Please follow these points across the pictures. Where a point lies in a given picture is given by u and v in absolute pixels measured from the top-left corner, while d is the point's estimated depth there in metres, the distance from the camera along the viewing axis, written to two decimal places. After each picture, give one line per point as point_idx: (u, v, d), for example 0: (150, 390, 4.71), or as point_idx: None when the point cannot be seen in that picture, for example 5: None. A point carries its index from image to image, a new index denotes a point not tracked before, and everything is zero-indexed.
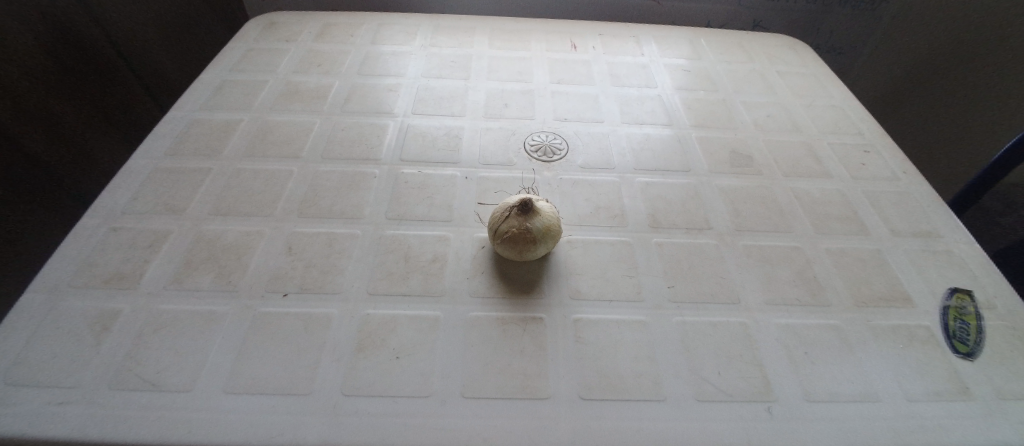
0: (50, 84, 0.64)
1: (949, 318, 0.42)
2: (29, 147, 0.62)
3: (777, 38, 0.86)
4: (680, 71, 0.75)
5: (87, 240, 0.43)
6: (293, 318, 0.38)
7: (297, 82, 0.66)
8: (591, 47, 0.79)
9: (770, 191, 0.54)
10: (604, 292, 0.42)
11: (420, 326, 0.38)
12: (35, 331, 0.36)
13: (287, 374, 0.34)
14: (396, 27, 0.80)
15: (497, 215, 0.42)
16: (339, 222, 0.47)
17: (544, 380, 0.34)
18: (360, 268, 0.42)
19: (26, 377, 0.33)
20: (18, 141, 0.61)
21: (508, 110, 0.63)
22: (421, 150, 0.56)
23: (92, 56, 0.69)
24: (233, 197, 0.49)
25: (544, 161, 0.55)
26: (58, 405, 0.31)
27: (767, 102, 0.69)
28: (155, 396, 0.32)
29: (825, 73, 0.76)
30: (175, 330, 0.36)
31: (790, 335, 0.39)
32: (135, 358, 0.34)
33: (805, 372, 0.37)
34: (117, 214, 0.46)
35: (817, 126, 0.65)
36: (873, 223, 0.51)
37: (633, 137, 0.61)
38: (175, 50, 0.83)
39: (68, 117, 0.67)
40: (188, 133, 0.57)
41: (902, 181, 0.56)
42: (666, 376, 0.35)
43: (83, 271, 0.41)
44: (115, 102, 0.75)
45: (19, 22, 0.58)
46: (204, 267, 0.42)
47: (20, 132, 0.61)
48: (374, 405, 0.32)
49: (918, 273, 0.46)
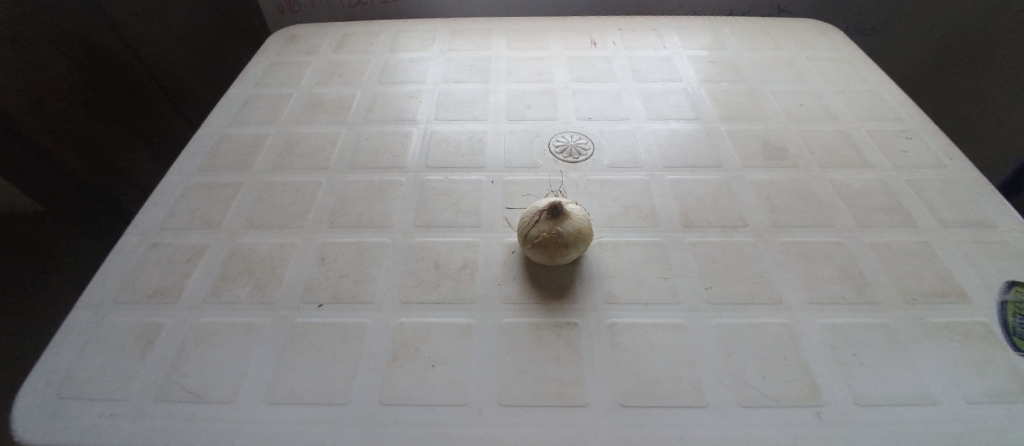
0: (73, 92, 0.65)
1: (1008, 313, 0.39)
2: (38, 145, 0.64)
3: (805, 23, 0.83)
4: (703, 63, 0.73)
5: (130, 257, 0.45)
6: (328, 329, 0.38)
7: (321, 93, 0.67)
8: (610, 43, 0.77)
9: (807, 184, 0.52)
10: (638, 294, 0.41)
11: (453, 333, 0.38)
12: (85, 346, 0.37)
13: (324, 384, 0.34)
14: (414, 33, 0.80)
15: (526, 219, 0.42)
16: (369, 231, 0.47)
17: (580, 387, 0.34)
18: (392, 277, 0.42)
19: (77, 392, 0.34)
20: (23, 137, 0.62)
21: (529, 111, 0.63)
22: (445, 155, 0.56)
23: (116, 68, 0.71)
24: (265, 209, 0.50)
25: (569, 162, 0.55)
26: (108, 418, 0.32)
27: (799, 91, 0.66)
28: (198, 408, 0.33)
29: (858, 57, 0.73)
30: (214, 342, 0.37)
31: (835, 335, 0.37)
32: (178, 371, 0.35)
33: (851, 372, 0.35)
34: (157, 230, 0.48)
35: (853, 113, 0.62)
36: (920, 214, 0.48)
37: (659, 133, 0.59)
38: (203, 65, 0.85)
39: (100, 135, 0.71)
40: (219, 148, 0.58)
41: (948, 168, 0.53)
42: (706, 381, 0.34)
43: (127, 287, 0.42)
44: (146, 119, 0.78)
45: (31, 26, 0.59)
46: (241, 279, 0.43)
47: (35, 135, 0.63)
48: (411, 414, 0.32)
49: (972, 266, 0.43)
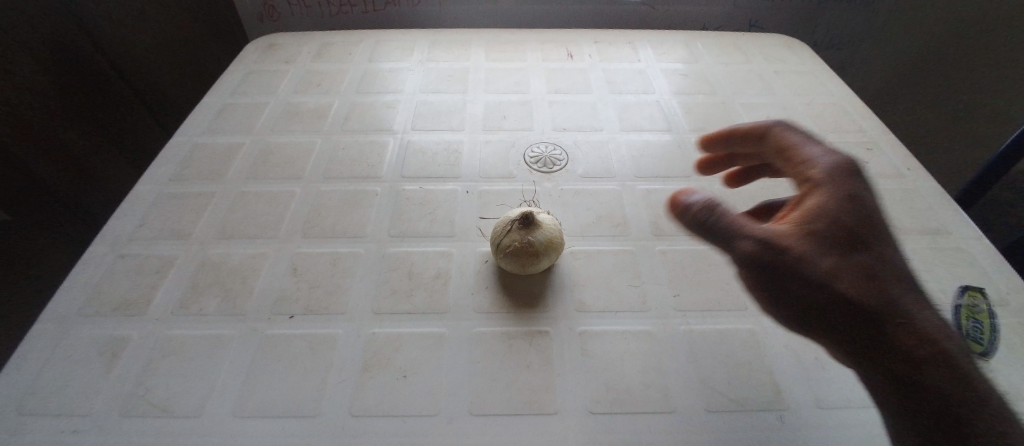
0: (48, 101, 0.64)
1: (961, 317, 0.41)
2: (23, 162, 0.63)
3: (774, 37, 0.86)
4: (676, 75, 0.75)
5: (97, 269, 0.44)
6: (299, 340, 0.38)
7: (298, 103, 0.67)
8: (586, 55, 0.79)
9: (773, 193, 0.54)
10: (609, 302, 0.41)
11: (426, 343, 0.38)
12: (46, 360, 0.36)
13: (295, 396, 0.34)
14: (393, 44, 0.81)
15: (499, 230, 0.43)
16: (343, 241, 0.47)
17: (551, 395, 0.34)
18: (366, 287, 0.42)
19: (38, 408, 0.33)
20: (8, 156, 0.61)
21: (506, 122, 0.64)
22: (422, 165, 0.56)
23: (90, 76, 0.70)
24: (238, 219, 0.50)
25: (545, 172, 0.56)
26: (71, 434, 0.32)
27: (766, 103, 0.69)
28: (164, 423, 0.32)
29: (823, 71, 0.76)
30: (183, 355, 0.37)
31: (798, 339, 0.39)
32: (144, 384, 0.35)
33: (813, 376, 0.36)
34: (125, 240, 0.47)
35: (818, 125, 0.64)
36: (879, 222, 0.50)
37: (633, 144, 0.61)
38: (180, 72, 0.85)
39: (76, 144, 0.69)
40: (193, 157, 0.58)
41: (906, 178, 0.56)
42: (674, 387, 0.35)
43: (93, 300, 0.41)
44: (122, 127, 0.77)
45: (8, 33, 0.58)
46: (211, 290, 0.42)
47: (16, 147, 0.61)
48: (383, 424, 0.32)
49: (927, 272, 0.45)
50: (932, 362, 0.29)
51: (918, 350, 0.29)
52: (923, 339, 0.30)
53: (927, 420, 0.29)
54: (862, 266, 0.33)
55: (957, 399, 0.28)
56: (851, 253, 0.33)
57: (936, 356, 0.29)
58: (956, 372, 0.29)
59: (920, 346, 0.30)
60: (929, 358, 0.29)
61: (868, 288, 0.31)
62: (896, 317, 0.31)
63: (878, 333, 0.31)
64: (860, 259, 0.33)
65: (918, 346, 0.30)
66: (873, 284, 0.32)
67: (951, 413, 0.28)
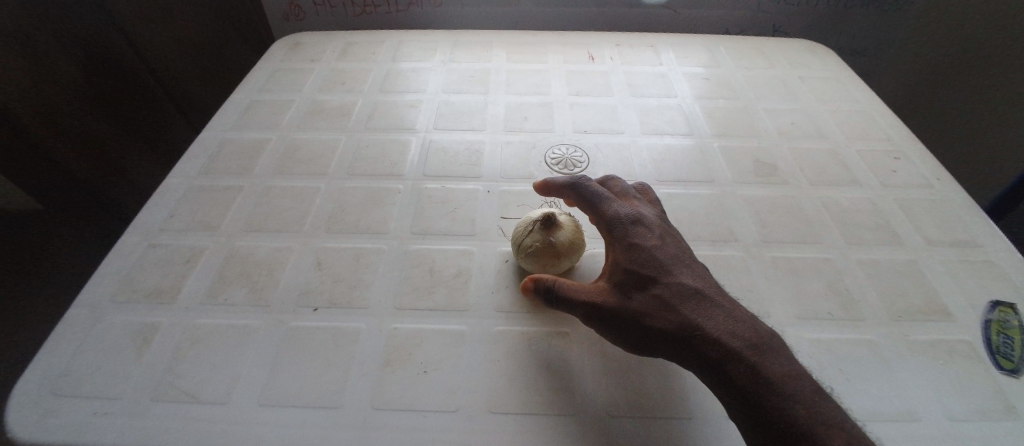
0: (79, 95, 0.68)
1: (991, 332, 0.40)
2: (48, 150, 0.67)
3: (799, 42, 0.85)
4: (698, 79, 0.74)
5: (129, 257, 0.45)
6: (323, 332, 0.39)
7: (323, 100, 0.68)
8: (607, 58, 0.79)
9: (797, 201, 0.53)
10: None
11: (446, 340, 0.38)
12: (82, 343, 0.38)
13: (318, 387, 0.35)
14: (415, 44, 0.82)
15: (521, 229, 0.43)
16: (365, 237, 0.48)
17: (568, 396, 0.34)
18: (387, 282, 0.43)
19: (72, 389, 0.34)
20: (34, 143, 0.66)
21: (527, 123, 0.64)
22: (444, 164, 0.57)
23: (120, 70, 0.73)
24: (264, 213, 0.51)
25: (565, 174, 0.56)
26: (102, 415, 0.33)
27: (790, 109, 0.68)
28: (191, 408, 0.33)
29: (849, 77, 0.75)
30: (210, 343, 0.38)
31: (821, 349, 0.38)
32: (172, 370, 0.36)
33: (836, 387, 0.36)
34: (156, 231, 0.49)
35: (843, 132, 0.63)
36: (907, 233, 0.49)
37: (653, 148, 0.60)
38: (209, 72, 0.87)
39: (103, 136, 0.74)
40: (221, 151, 0.59)
41: (935, 188, 0.55)
42: (694, 393, 0.35)
43: (125, 287, 0.43)
44: (149, 122, 0.81)
45: (44, 29, 0.62)
46: (238, 281, 0.43)
47: (42, 134, 0.66)
48: (402, 418, 0.33)
49: (956, 284, 0.44)
50: (765, 358, 0.28)
51: (755, 348, 0.29)
52: (719, 342, 0.29)
53: (756, 426, 0.27)
54: (682, 279, 0.33)
55: (761, 398, 0.27)
56: (666, 269, 0.33)
57: (746, 357, 0.28)
58: (768, 372, 0.28)
59: (713, 352, 0.29)
60: (734, 360, 0.28)
61: (671, 303, 0.31)
62: (687, 333, 0.30)
63: (683, 345, 0.30)
64: (684, 272, 0.34)
65: (736, 345, 0.29)
66: (673, 303, 0.32)
67: (767, 412, 0.27)
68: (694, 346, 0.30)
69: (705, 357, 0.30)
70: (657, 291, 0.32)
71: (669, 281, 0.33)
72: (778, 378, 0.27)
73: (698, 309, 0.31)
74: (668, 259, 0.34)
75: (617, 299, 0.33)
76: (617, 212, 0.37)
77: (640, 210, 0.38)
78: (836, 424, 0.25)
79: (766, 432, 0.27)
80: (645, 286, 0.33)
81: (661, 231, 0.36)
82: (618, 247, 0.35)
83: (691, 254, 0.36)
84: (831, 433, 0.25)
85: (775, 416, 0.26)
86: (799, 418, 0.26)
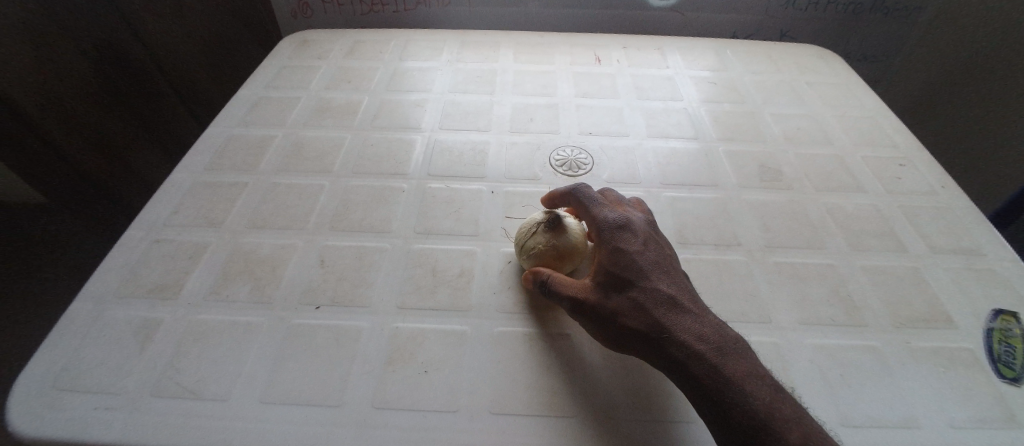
0: (89, 92, 0.69)
1: (993, 341, 0.40)
2: (60, 146, 0.68)
3: (805, 47, 0.85)
4: (705, 83, 0.74)
5: (132, 252, 0.46)
6: (325, 331, 0.39)
7: (329, 98, 0.68)
8: (614, 59, 0.79)
9: (802, 206, 0.53)
10: None
11: (447, 340, 0.38)
12: (85, 337, 0.38)
13: (320, 385, 0.35)
14: (422, 43, 0.82)
15: (524, 231, 0.43)
16: (370, 236, 0.48)
17: (569, 398, 0.34)
18: (391, 281, 0.43)
19: (75, 383, 0.35)
20: (46, 140, 0.67)
21: (533, 124, 0.64)
22: (449, 164, 0.57)
23: (127, 64, 0.73)
24: (269, 210, 0.51)
25: (570, 175, 0.56)
26: (104, 410, 0.33)
27: (796, 114, 0.68)
28: (193, 404, 0.33)
29: (856, 83, 0.75)
30: (212, 339, 0.38)
31: (823, 355, 0.38)
32: (175, 366, 0.36)
33: (838, 394, 0.35)
34: (160, 226, 0.49)
35: (849, 138, 0.63)
36: (911, 240, 0.49)
37: (659, 151, 0.60)
38: (218, 69, 0.88)
39: (112, 132, 0.75)
40: (227, 147, 0.59)
41: (940, 196, 0.54)
42: None
43: (128, 282, 0.43)
44: (157, 119, 0.81)
45: (56, 27, 0.63)
46: (241, 278, 0.43)
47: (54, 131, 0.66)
48: (403, 418, 0.33)
49: (959, 292, 0.44)
50: (727, 361, 0.29)
51: (720, 351, 0.30)
52: (686, 345, 0.30)
53: (715, 423, 0.28)
54: (660, 285, 0.33)
55: (720, 397, 0.28)
56: (645, 274, 0.34)
57: (709, 359, 0.29)
58: (730, 373, 0.28)
59: (681, 354, 0.30)
60: (700, 362, 0.29)
61: (645, 306, 0.32)
62: (658, 334, 0.31)
63: (654, 346, 0.31)
64: (663, 278, 0.34)
65: (701, 347, 0.30)
66: (647, 306, 0.32)
67: (726, 411, 0.27)
68: (664, 347, 0.31)
69: (673, 358, 0.30)
70: (634, 293, 0.33)
71: (647, 286, 0.33)
72: (740, 380, 0.28)
73: (672, 313, 0.32)
74: (648, 264, 0.34)
75: (595, 299, 0.34)
76: (604, 216, 0.38)
77: (628, 216, 0.38)
78: (793, 423, 0.26)
79: (727, 430, 0.27)
80: (623, 288, 0.33)
81: (645, 237, 0.36)
82: (603, 249, 0.36)
83: (673, 261, 0.37)
84: (786, 431, 0.26)
85: (735, 415, 0.27)
86: (757, 417, 0.26)
